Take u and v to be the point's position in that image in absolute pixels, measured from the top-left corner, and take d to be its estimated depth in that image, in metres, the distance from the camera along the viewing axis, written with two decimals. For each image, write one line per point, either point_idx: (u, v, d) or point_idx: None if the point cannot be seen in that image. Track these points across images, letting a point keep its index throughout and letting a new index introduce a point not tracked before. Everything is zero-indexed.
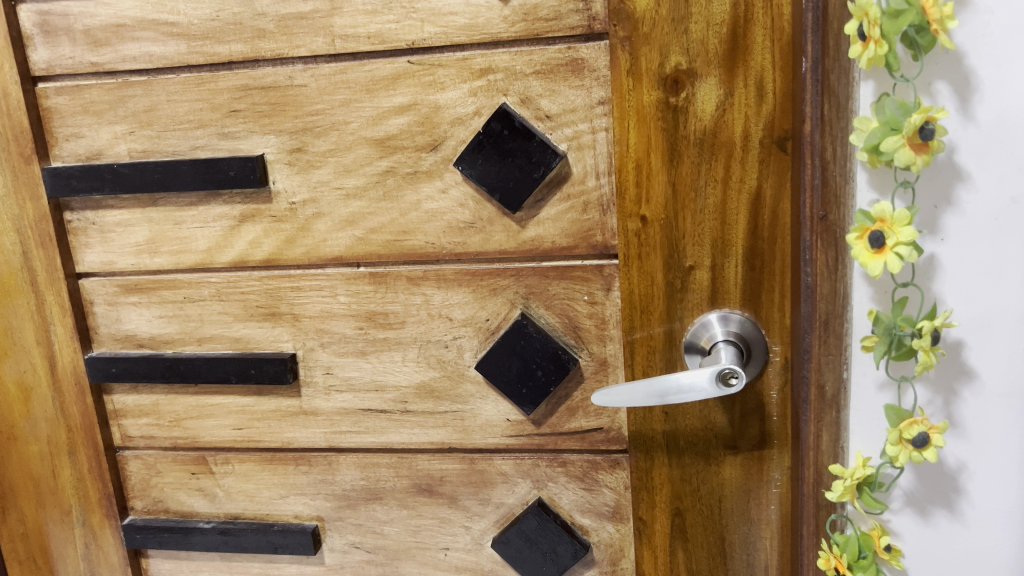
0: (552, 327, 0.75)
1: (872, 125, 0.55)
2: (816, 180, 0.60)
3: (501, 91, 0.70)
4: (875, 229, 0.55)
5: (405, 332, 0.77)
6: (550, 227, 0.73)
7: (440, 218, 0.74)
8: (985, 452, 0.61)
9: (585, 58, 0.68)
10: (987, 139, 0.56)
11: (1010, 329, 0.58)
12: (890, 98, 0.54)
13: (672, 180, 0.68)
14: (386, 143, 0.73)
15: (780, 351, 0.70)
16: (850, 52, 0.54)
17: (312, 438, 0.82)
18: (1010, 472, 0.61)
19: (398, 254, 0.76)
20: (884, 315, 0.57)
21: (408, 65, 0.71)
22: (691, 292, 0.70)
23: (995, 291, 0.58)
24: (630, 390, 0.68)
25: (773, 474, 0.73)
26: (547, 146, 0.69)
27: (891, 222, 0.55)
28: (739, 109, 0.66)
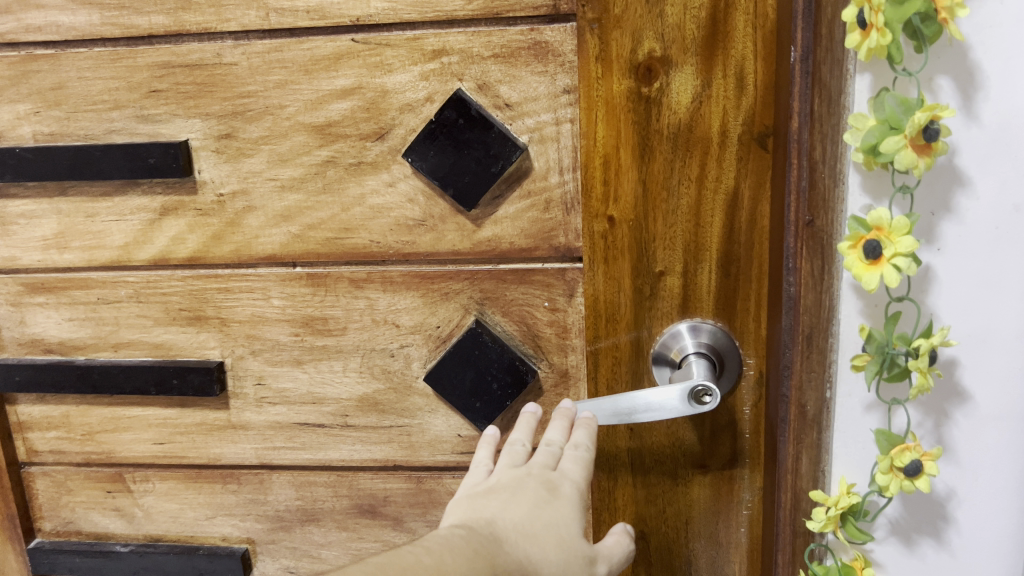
0: (509, 336, 0.69)
1: (869, 123, 0.50)
2: (802, 182, 0.54)
3: (456, 75, 0.63)
4: (871, 238, 0.50)
5: (347, 340, 0.70)
6: (508, 227, 0.66)
7: (386, 214, 0.67)
8: (975, 479, 0.57)
9: (549, 41, 0.61)
10: (990, 141, 0.51)
11: (1007, 347, 0.54)
12: (891, 93, 0.49)
13: (643, 177, 0.62)
14: (326, 130, 0.66)
15: (754, 364, 0.65)
16: (846, 40, 0.49)
17: (241, 455, 0.75)
18: (1002, 499, 0.57)
19: (339, 253, 0.69)
20: (877, 332, 0.52)
21: (352, 44, 0.63)
22: (661, 299, 0.65)
23: (993, 306, 0.53)
24: (593, 407, 0.63)
25: (742, 494, 0.68)
26: (507, 137, 0.63)
27: (889, 230, 0.50)
28: (717, 102, 0.60)
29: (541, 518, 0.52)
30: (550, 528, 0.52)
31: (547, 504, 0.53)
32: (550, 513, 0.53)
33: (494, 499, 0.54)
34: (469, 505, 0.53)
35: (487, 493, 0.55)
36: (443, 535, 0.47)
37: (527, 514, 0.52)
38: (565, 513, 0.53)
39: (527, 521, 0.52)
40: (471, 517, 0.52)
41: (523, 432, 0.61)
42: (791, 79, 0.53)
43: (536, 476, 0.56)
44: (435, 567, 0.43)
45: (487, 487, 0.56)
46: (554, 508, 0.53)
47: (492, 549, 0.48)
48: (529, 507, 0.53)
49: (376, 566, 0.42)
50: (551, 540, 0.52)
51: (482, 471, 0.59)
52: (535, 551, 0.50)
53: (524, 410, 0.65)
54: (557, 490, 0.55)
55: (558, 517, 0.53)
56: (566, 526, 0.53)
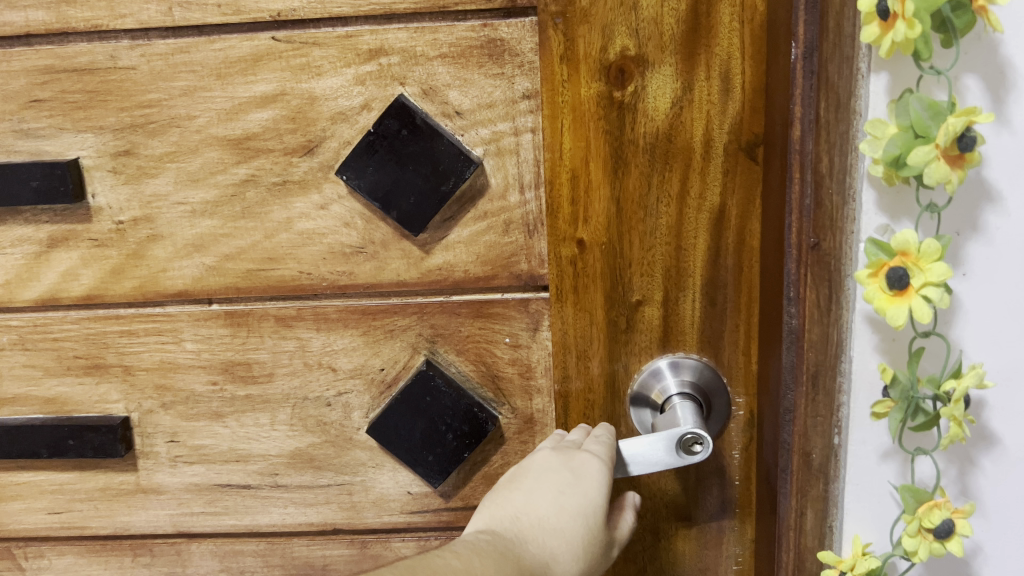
0: (465, 378, 0.60)
1: (889, 130, 0.42)
2: (806, 200, 0.46)
3: (397, 79, 0.54)
4: (895, 266, 0.42)
5: (274, 388, 0.61)
6: (462, 253, 0.57)
7: (318, 241, 0.58)
8: (1003, 532, 0.50)
9: (505, 39, 0.53)
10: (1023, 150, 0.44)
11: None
12: (916, 96, 0.41)
13: (616, 195, 0.54)
14: (244, 144, 0.56)
15: (744, 404, 0.58)
16: (864, 34, 0.41)
17: (153, 524, 0.64)
18: None
19: (263, 288, 0.59)
20: (901, 375, 0.45)
21: (273, 43, 0.54)
22: (638, 332, 0.57)
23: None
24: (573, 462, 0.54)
25: (731, 548, 0.61)
26: (459, 150, 0.54)
27: (917, 257, 0.42)
28: (700, 107, 0.53)
29: (566, 507, 0.49)
30: (578, 514, 0.49)
31: (573, 488, 0.50)
32: (574, 500, 0.49)
33: (517, 488, 0.51)
34: (491, 498, 0.51)
35: (511, 483, 0.52)
36: (470, 540, 0.46)
37: (552, 504, 0.49)
38: (593, 495, 0.50)
39: (552, 511, 0.49)
40: (495, 514, 0.50)
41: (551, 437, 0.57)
42: (791, 82, 0.46)
43: (562, 457, 0.52)
44: (463, 572, 0.42)
45: (513, 475, 0.52)
46: (578, 491, 0.50)
47: (518, 550, 0.47)
48: (553, 497, 0.50)
49: (408, 570, 0.42)
50: (578, 530, 0.49)
51: None
52: (561, 544, 0.48)
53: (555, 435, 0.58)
54: (582, 467, 0.51)
55: (585, 499, 0.50)
56: (594, 510, 0.50)
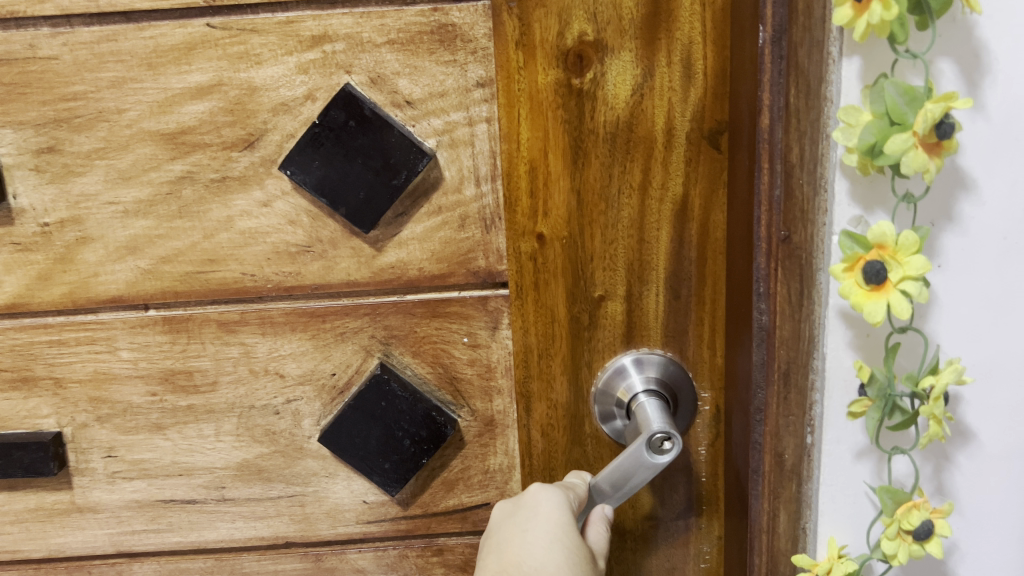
0: (421, 381, 0.57)
1: (863, 117, 0.40)
2: (775, 191, 0.45)
3: (342, 67, 0.51)
4: (872, 259, 0.41)
5: (218, 398, 0.57)
6: (415, 250, 0.55)
7: (261, 240, 0.54)
8: (979, 524, 0.49)
9: (456, 24, 0.51)
10: (999, 135, 0.43)
11: (1016, 379, 0.46)
12: (891, 81, 0.39)
13: (576, 186, 0.52)
14: (179, 139, 0.52)
15: (709, 399, 0.56)
16: (837, 16, 0.39)
17: (92, 544, 0.61)
18: (1008, 549, 0.49)
19: (203, 291, 0.55)
20: (879, 373, 0.44)
21: (208, 30, 0.50)
22: (601, 328, 0.55)
23: (1001, 331, 0.46)
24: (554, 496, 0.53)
25: (700, 546, 0.59)
26: (411, 143, 0.51)
27: (894, 250, 0.40)
28: (661, 94, 0.51)
29: (540, 542, 0.50)
30: (551, 538, 0.50)
31: (534, 521, 0.51)
32: (540, 530, 0.50)
33: (490, 553, 0.51)
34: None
35: (484, 552, 0.52)
36: None
37: (525, 546, 0.50)
38: (556, 515, 0.51)
39: (530, 550, 0.49)
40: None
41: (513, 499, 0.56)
42: (759, 67, 0.44)
43: (515, 503, 0.53)
44: None
45: (483, 549, 0.53)
46: (540, 523, 0.51)
47: None
48: (524, 540, 0.50)
49: None
50: (558, 554, 0.49)
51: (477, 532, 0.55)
52: (552, 573, 0.48)
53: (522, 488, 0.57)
54: (533, 501, 0.52)
55: (551, 524, 0.51)
56: (564, 528, 0.50)
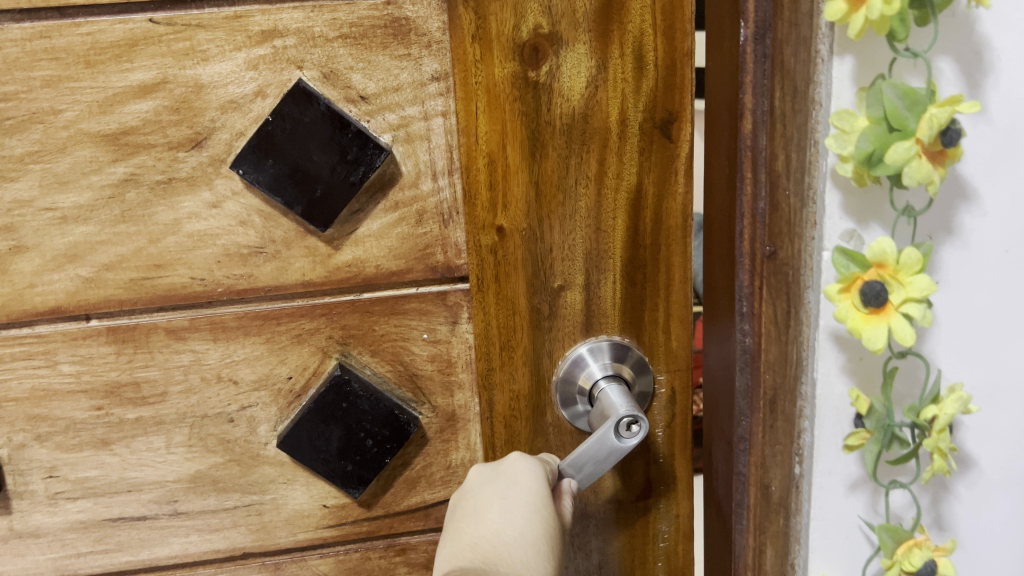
0: (381, 380, 0.56)
1: (859, 122, 0.40)
2: (760, 203, 0.46)
3: (293, 62, 0.50)
4: (869, 279, 0.40)
5: (168, 408, 0.55)
6: (372, 247, 0.54)
7: (211, 242, 0.53)
8: (976, 536, 0.52)
9: (410, 18, 0.50)
10: (1000, 144, 0.44)
11: (1016, 402, 0.49)
12: (889, 82, 0.38)
13: (534, 178, 0.52)
14: (121, 140, 0.50)
15: (666, 382, 0.58)
16: (829, 10, 0.38)
17: (34, 570, 0.58)
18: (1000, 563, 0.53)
19: (150, 298, 0.53)
20: (876, 405, 0.45)
21: (151, 25, 0.48)
22: (561, 318, 0.56)
23: (995, 353, 0.48)
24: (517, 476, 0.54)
25: (659, 526, 0.61)
26: (368, 138, 0.51)
27: (895, 268, 0.40)
28: (614, 86, 0.52)
29: (517, 513, 0.50)
30: (530, 511, 0.50)
31: (513, 490, 0.52)
32: (518, 500, 0.51)
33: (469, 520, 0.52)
34: (450, 542, 0.52)
35: (461, 517, 0.53)
36: None
37: (504, 516, 0.50)
38: (535, 486, 0.52)
39: (506, 520, 0.50)
40: (458, 554, 0.50)
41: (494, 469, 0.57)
42: (741, 66, 0.44)
43: (497, 470, 0.54)
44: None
45: (461, 515, 0.53)
46: (519, 492, 0.51)
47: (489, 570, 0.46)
48: (502, 510, 0.51)
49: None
50: (537, 523, 0.50)
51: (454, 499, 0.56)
52: (527, 545, 0.49)
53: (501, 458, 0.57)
54: (514, 470, 0.53)
55: (530, 493, 0.51)
56: (541, 499, 0.51)
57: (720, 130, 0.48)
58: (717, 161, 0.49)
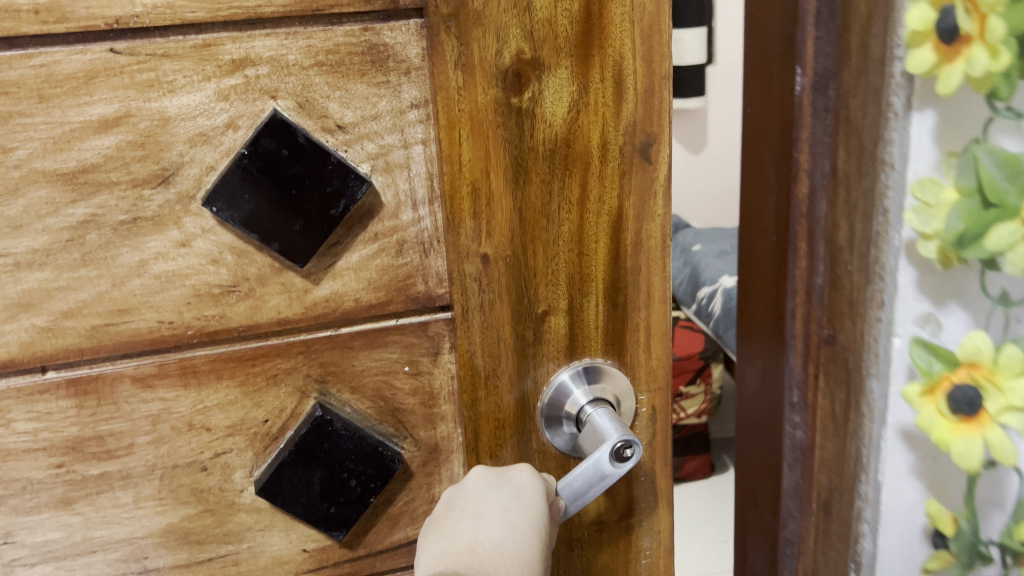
0: (362, 417, 0.54)
1: (951, 198, 0.30)
2: (817, 278, 0.37)
3: (267, 92, 0.48)
4: (960, 381, 0.30)
5: (136, 461, 0.52)
6: (351, 281, 0.52)
7: (180, 283, 0.50)
8: None
9: (388, 44, 0.48)
10: None
11: None
12: (988, 148, 0.28)
13: (518, 204, 0.52)
14: (80, 179, 0.46)
15: (647, 401, 0.58)
16: (913, 62, 0.29)
17: None
18: None
19: (114, 345, 0.50)
20: (961, 522, 0.33)
21: (112, 56, 0.45)
22: (546, 343, 0.55)
23: None
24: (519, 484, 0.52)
25: (641, 543, 0.61)
26: (349, 169, 0.49)
27: (992, 370, 0.29)
28: (596, 110, 0.51)
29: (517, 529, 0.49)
30: (531, 530, 0.49)
31: (517, 503, 0.50)
32: (521, 514, 0.49)
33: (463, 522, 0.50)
34: (437, 543, 0.50)
35: (455, 514, 0.51)
36: None
37: (504, 528, 0.49)
38: (539, 505, 0.50)
39: (505, 535, 0.49)
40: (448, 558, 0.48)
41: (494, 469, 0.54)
42: (797, 119, 0.36)
43: (501, 477, 0.52)
44: None
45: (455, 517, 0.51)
46: (523, 505, 0.50)
47: None
48: (502, 521, 0.49)
49: None
50: (531, 548, 0.48)
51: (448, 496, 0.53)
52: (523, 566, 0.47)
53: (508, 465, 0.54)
54: (521, 482, 0.51)
55: (533, 510, 0.50)
56: (542, 521, 0.50)
57: (765, 186, 0.39)
58: (762, 230, 0.40)
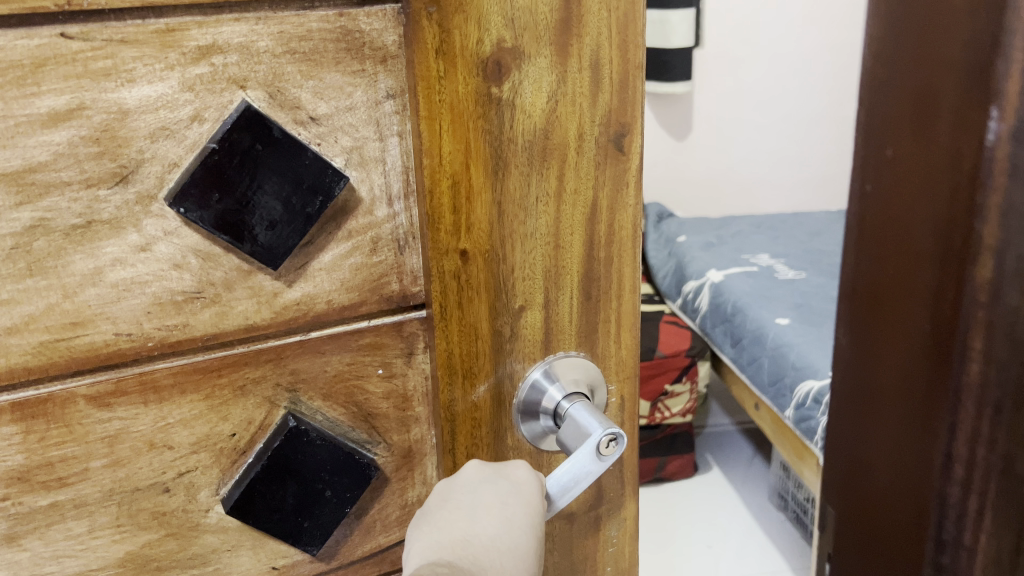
0: (334, 424, 0.52)
1: None
2: (973, 357, 0.44)
3: (236, 81, 0.44)
4: None
5: (91, 487, 0.47)
6: (324, 282, 0.49)
7: (140, 292, 0.45)
8: None
9: (364, 31, 0.46)
10: None
11: None
12: None
13: (497, 198, 0.50)
14: (26, 179, 0.41)
15: (616, 391, 0.58)
16: None
17: None
18: None
19: (65, 363, 0.45)
20: None
21: (63, 41, 0.40)
22: (521, 339, 0.54)
23: None
24: (515, 481, 0.51)
25: (609, 532, 0.62)
26: (327, 164, 0.46)
27: None
28: (573, 101, 0.50)
29: (516, 521, 0.48)
30: (529, 526, 0.48)
31: (516, 498, 0.49)
32: (520, 509, 0.49)
33: (460, 507, 0.48)
34: (431, 522, 0.48)
35: (448, 504, 0.49)
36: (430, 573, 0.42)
37: (504, 519, 0.48)
38: (536, 504, 0.50)
39: (505, 526, 0.47)
40: (444, 539, 0.46)
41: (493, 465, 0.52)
42: (984, 176, 0.41)
43: (498, 470, 0.51)
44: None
45: (453, 499, 0.49)
46: (523, 502, 0.49)
47: None
48: (502, 511, 0.48)
49: None
50: (529, 544, 0.47)
51: (440, 484, 0.51)
52: (522, 559, 0.46)
53: (509, 463, 0.52)
54: (521, 480, 0.51)
55: (530, 508, 0.49)
56: (539, 520, 0.49)
57: (918, 241, 0.48)
58: (917, 267, 0.48)
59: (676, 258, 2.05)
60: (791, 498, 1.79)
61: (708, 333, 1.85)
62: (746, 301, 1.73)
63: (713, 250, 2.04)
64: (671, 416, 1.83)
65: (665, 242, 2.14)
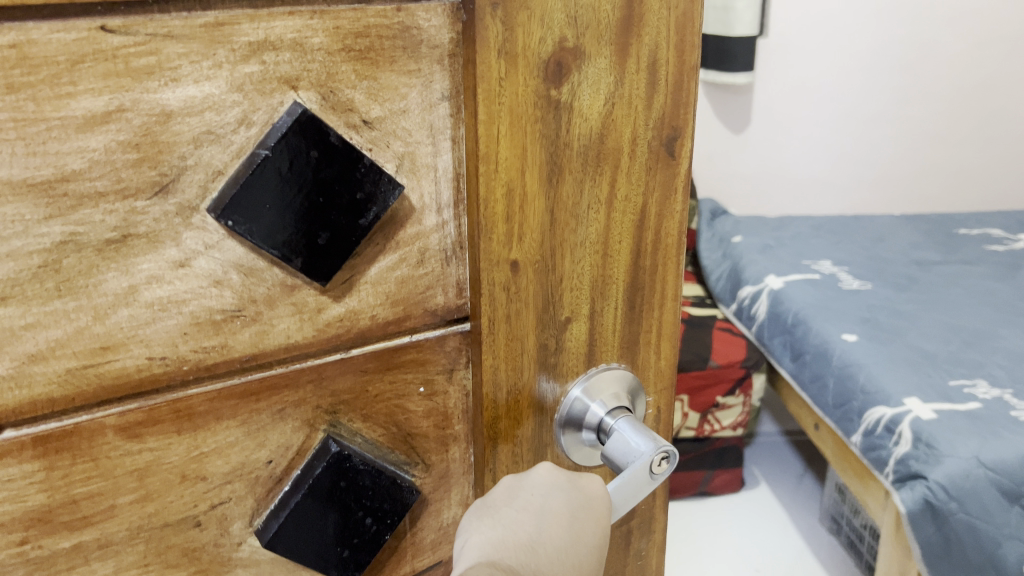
0: (374, 446, 0.49)
1: None
2: None
3: (287, 80, 0.40)
4: None
5: (118, 525, 0.43)
6: (369, 296, 0.46)
7: (178, 312, 0.41)
8: None
9: (421, 27, 0.42)
10: None
11: None
12: None
13: (550, 206, 0.47)
14: (57, 190, 0.37)
15: (652, 402, 0.57)
16: None
17: None
18: None
19: (94, 393, 0.40)
20: None
21: (105, 35, 0.36)
22: (567, 352, 0.51)
23: None
24: (583, 494, 0.50)
25: (639, 544, 0.60)
26: (382, 172, 0.43)
27: None
28: (630, 103, 0.48)
29: (581, 537, 0.48)
30: (594, 544, 0.48)
31: (585, 513, 0.49)
32: (588, 525, 0.48)
33: (528, 511, 0.48)
34: (497, 520, 0.48)
35: (516, 505, 0.49)
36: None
37: (570, 533, 0.48)
38: (606, 521, 0.49)
39: (570, 541, 0.47)
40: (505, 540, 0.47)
41: (561, 474, 0.51)
42: None
43: (571, 480, 0.50)
44: None
45: (523, 502, 0.49)
46: (592, 516, 0.49)
47: None
48: (569, 525, 0.48)
49: None
50: (589, 563, 0.47)
51: (515, 482, 0.51)
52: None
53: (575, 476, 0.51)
54: (591, 490, 0.50)
55: (598, 524, 0.49)
56: (605, 537, 0.49)
57: None
58: None
59: (733, 261, 1.89)
60: (845, 522, 1.57)
61: (766, 343, 1.68)
62: (811, 310, 1.58)
63: (772, 256, 1.86)
64: (722, 429, 1.70)
65: (727, 244, 1.98)
